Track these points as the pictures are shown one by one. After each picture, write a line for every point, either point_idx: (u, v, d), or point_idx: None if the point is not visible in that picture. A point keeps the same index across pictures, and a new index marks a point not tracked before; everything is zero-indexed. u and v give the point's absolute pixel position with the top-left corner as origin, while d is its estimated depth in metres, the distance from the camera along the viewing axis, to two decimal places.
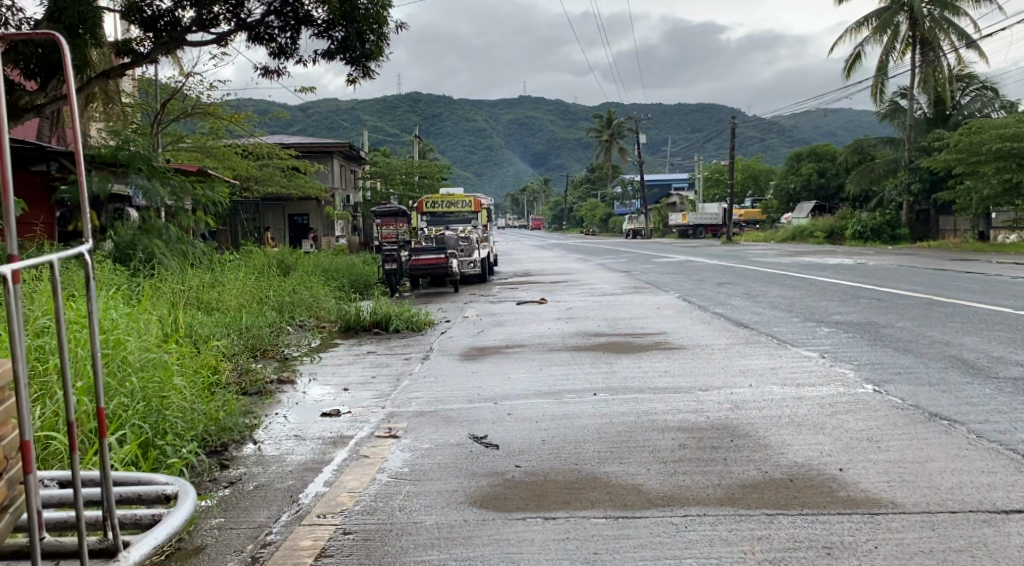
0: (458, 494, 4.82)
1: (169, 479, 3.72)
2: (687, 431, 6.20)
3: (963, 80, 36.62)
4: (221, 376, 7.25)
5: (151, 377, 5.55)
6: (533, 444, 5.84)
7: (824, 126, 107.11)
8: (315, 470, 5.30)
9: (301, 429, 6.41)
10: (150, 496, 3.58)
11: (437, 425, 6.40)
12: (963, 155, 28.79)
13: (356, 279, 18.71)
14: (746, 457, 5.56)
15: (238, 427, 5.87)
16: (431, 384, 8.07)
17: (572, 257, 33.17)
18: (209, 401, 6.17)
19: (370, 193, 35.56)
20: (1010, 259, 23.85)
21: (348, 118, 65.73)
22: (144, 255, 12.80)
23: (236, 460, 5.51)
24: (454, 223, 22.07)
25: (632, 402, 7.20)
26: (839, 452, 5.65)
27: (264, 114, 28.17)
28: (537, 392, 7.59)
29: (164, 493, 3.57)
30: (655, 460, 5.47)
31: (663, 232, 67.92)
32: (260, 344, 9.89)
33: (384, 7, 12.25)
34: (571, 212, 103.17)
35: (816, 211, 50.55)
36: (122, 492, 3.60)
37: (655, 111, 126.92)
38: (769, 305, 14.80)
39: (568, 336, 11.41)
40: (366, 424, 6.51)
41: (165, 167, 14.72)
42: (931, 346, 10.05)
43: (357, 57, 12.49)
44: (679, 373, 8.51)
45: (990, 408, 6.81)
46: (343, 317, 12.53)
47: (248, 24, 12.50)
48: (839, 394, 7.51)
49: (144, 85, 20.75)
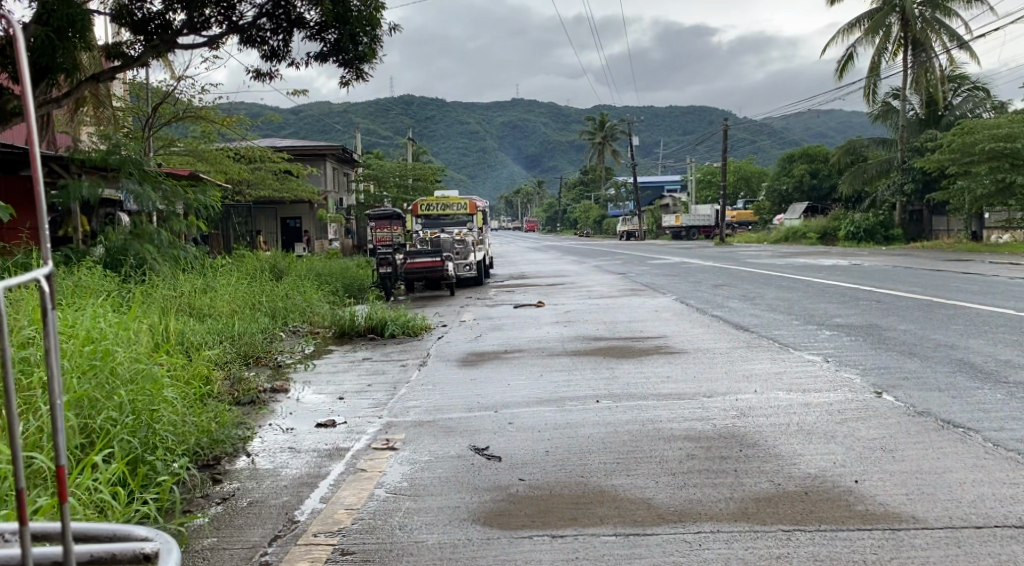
0: (461, 511, 4.62)
1: (152, 531, 3.01)
2: (695, 440, 6.01)
3: (954, 81, 36.67)
4: (212, 386, 7.03)
5: (140, 389, 5.29)
6: (536, 456, 5.63)
7: (816, 127, 107.21)
8: (312, 485, 5.08)
9: (295, 440, 6.21)
10: (126, 557, 2.87)
11: (436, 436, 6.21)
12: (956, 155, 28.65)
13: (350, 283, 18.46)
14: (757, 468, 5.36)
15: (230, 440, 5.68)
16: (429, 392, 7.86)
17: (566, 259, 33.00)
18: (200, 412, 5.96)
19: (363, 195, 35.32)
20: (1004, 259, 23.70)
21: (341, 121, 65.57)
22: (135, 261, 12.58)
23: (229, 474, 5.29)
24: (449, 226, 21.84)
25: (636, 409, 7.01)
26: (852, 462, 5.46)
27: (257, 116, 27.91)
28: (537, 400, 7.39)
29: (142, 553, 2.86)
30: (663, 472, 5.27)
31: (656, 234, 67.73)
32: (253, 352, 9.69)
33: (378, 8, 12.01)
34: (565, 215, 102.97)
35: (808, 212, 50.51)
36: (92, 550, 2.88)
37: (647, 113, 127.04)
38: (768, 307, 14.62)
39: (568, 340, 11.21)
40: (363, 435, 6.30)
41: (156, 171, 14.50)
42: (936, 349, 9.88)
43: (350, 59, 12.25)
44: (683, 378, 8.29)
45: (1002, 414, 6.63)
46: (337, 322, 12.30)
47: (241, 27, 12.29)
48: (847, 400, 7.32)
49: (135, 87, 20.51)
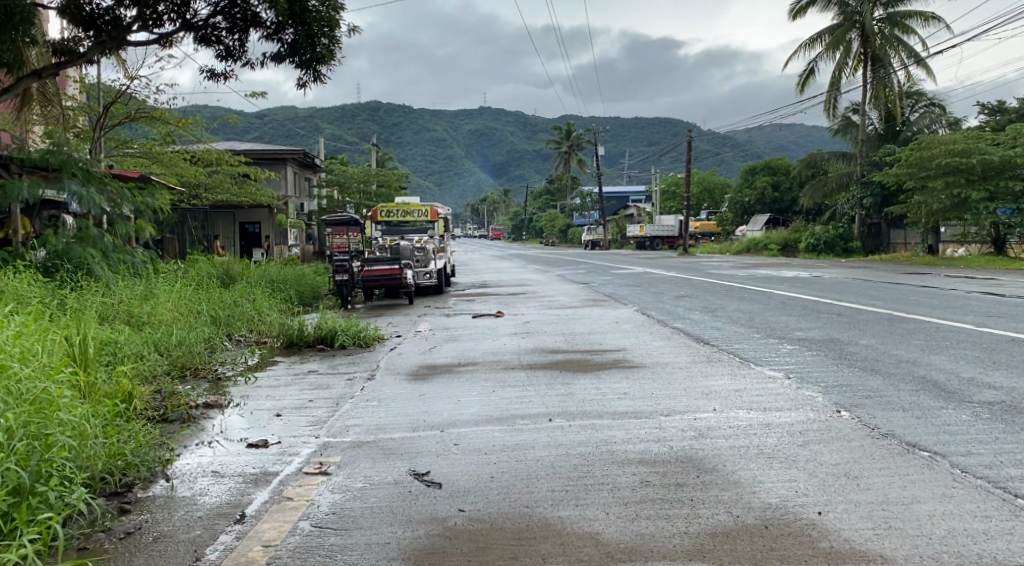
0: (390, 549, 4.30)
1: None
2: (651, 465, 5.65)
3: (912, 96, 36.89)
4: (134, 403, 6.58)
5: (35, 411, 4.87)
6: (480, 483, 5.23)
7: (778, 140, 108.12)
8: (228, 518, 4.73)
9: (220, 462, 5.77)
10: None
11: (374, 459, 5.79)
12: (913, 170, 28.74)
13: (304, 290, 17.89)
14: (714, 497, 5.01)
15: (144, 464, 5.32)
16: (373, 409, 7.41)
17: (530, 268, 32.71)
18: (114, 432, 5.56)
19: (325, 201, 34.70)
20: (963, 273, 23.72)
21: (305, 126, 64.84)
22: (76, 266, 12.05)
23: (140, 504, 4.92)
24: (410, 233, 21.26)
25: (589, 429, 6.63)
26: (815, 491, 5.13)
27: (214, 119, 27.18)
28: (487, 419, 6.97)
29: None
30: (615, 502, 4.91)
31: (621, 243, 67.78)
32: (190, 363, 9.22)
33: (337, 8, 11.35)
34: (530, 223, 102.69)
35: (770, 224, 50.75)
36: None
37: (614, 123, 127.29)
38: (729, 319, 14.31)
39: (524, 353, 10.83)
40: (295, 457, 5.86)
41: (101, 172, 13.89)
42: (899, 365, 9.61)
43: (306, 61, 11.53)
44: (640, 395, 7.92)
45: (969, 437, 6.36)
46: (286, 332, 11.80)
47: (195, 25, 11.41)
48: (809, 421, 6.99)
49: (87, 87, 19.76)
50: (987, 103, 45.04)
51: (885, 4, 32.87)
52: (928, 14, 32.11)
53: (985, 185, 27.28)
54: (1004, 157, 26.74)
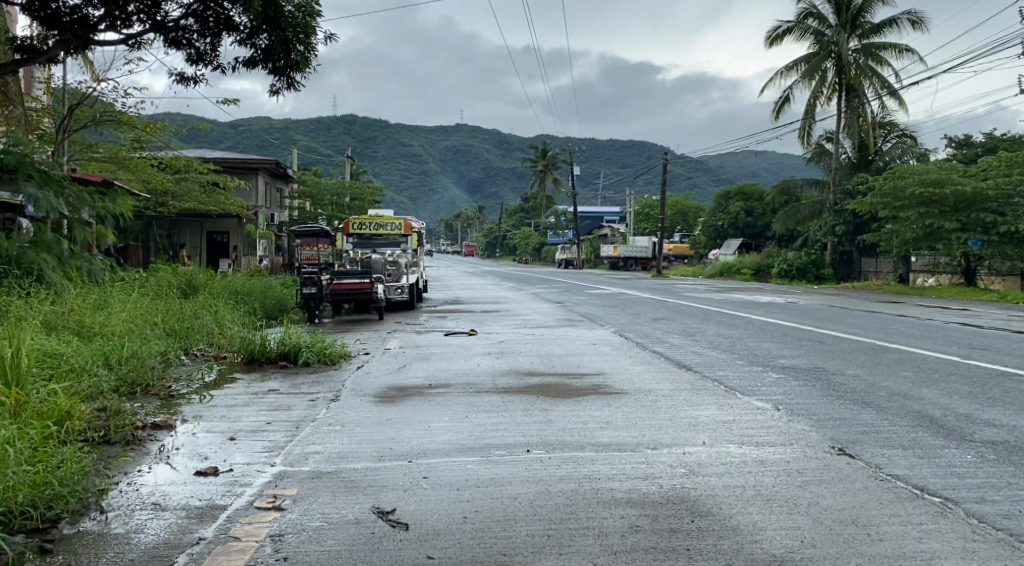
0: None
1: None
2: (641, 506, 5.14)
3: (884, 127, 36.62)
4: (69, 424, 5.99)
5: None
6: (451, 524, 4.70)
7: (749, 166, 108.60)
8: (164, 562, 4.19)
9: (164, 492, 5.19)
10: None
11: (335, 493, 5.24)
12: (886, 199, 28.51)
13: (270, 302, 17.19)
14: (713, 547, 4.53)
15: (73, 496, 4.76)
16: (335, 435, 6.83)
17: (503, 285, 32.30)
18: (41, 459, 4.99)
19: (296, 212, 33.95)
20: (938, 304, 23.47)
21: (279, 139, 64.15)
22: (27, 271, 11.36)
23: (64, 542, 4.38)
24: (382, 247, 20.48)
25: (571, 463, 6.09)
26: (823, 542, 4.64)
27: (182, 125, 26.47)
28: (460, 448, 6.44)
29: None
30: (603, 551, 4.42)
31: (593, 264, 67.79)
32: (140, 379, 8.61)
33: (315, 13, 9.56)
34: (504, 241, 102.29)
35: (742, 248, 50.95)
36: None
37: (590, 145, 127.64)
38: (709, 345, 13.83)
39: (499, 375, 10.24)
40: (246, 489, 5.29)
41: (61, 175, 13.15)
42: (891, 399, 9.14)
43: (281, 69, 9.71)
44: (624, 426, 7.37)
45: (980, 482, 5.85)
46: (247, 346, 11.18)
47: (166, 27, 9.56)
48: (805, 459, 6.49)
49: (52, 89, 18.95)
50: (955, 136, 45.34)
51: (860, 35, 32.70)
52: (902, 47, 32.06)
53: (957, 216, 26.87)
54: (975, 190, 26.54)
